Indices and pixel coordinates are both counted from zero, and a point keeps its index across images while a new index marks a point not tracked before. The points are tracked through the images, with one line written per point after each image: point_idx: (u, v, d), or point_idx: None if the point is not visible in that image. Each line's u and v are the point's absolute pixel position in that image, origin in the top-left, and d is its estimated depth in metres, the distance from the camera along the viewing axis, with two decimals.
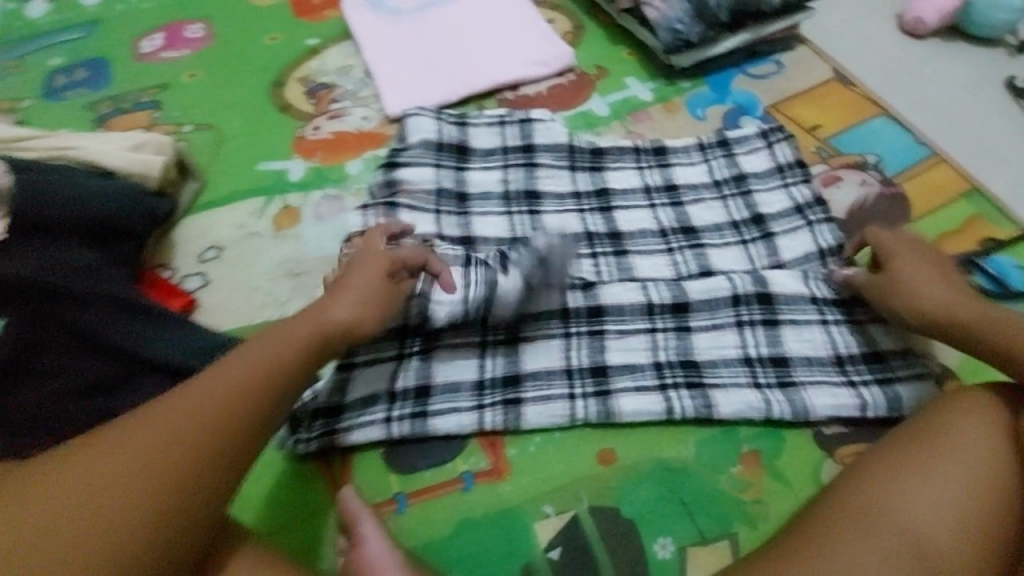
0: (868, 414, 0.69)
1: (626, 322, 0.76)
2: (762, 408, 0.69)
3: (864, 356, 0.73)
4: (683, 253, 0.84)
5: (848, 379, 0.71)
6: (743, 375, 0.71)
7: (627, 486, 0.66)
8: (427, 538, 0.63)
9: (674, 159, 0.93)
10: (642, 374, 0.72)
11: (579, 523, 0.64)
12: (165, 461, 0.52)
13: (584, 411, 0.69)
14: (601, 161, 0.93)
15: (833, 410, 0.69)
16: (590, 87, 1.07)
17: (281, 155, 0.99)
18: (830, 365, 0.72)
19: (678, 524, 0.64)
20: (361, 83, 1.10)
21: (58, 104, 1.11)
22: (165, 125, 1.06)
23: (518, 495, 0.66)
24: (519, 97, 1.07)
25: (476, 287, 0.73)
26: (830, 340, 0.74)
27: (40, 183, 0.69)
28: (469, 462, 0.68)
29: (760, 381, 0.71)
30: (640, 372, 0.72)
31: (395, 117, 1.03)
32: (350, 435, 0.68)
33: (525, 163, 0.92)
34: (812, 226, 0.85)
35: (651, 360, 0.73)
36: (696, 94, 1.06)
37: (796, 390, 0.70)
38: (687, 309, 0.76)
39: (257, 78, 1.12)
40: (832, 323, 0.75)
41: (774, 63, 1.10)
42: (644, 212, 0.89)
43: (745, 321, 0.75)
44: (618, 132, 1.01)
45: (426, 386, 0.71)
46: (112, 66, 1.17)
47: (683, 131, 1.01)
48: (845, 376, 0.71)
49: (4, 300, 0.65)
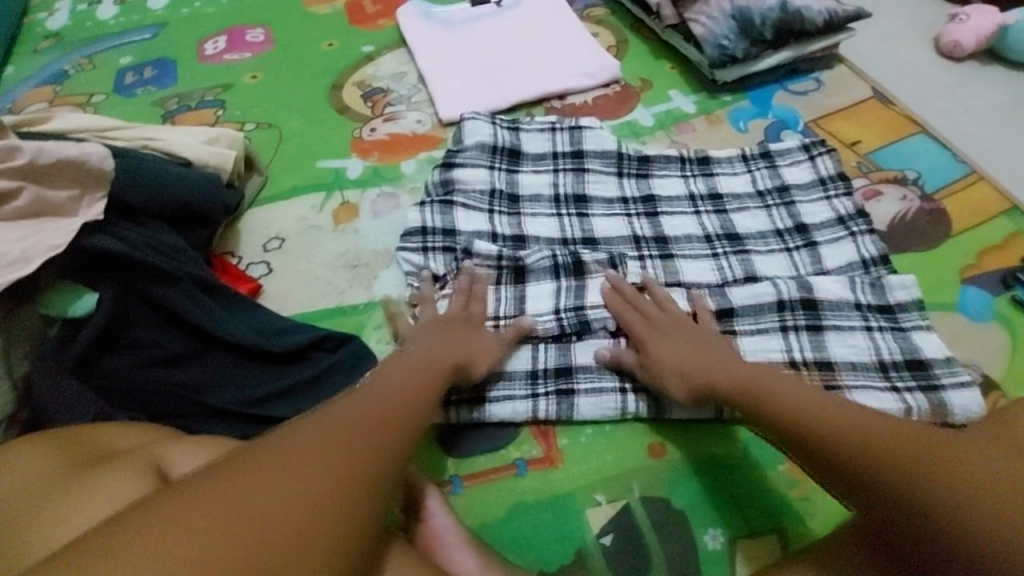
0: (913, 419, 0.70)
1: None
2: None
3: (908, 363, 0.74)
4: (729, 258, 0.86)
5: (892, 384, 0.73)
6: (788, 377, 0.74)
7: (677, 479, 0.68)
8: (483, 520, 0.66)
9: (718, 169, 0.96)
10: None
11: (630, 512, 0.66)
12: (306, 472, 0.49)
13: (635, 406, 0.72)
14: (647, 168, 0.97)
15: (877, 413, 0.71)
16: (635, 99, 1.11)
17: (339, 154, 1.04)
18: (875, 370, 0.74)
19: (727, 517, 0.66)
20: (415, 88, 1.15)
21: (128, 100, 1.18)
22: (228, 122, 1.12)
23: (570, 483, 0.68)
24: (566, 106, 1.11)
25: (505, 303, 0.81)
26: (875, 346, 0.75)
27: (138, 167, 0.75)
28: (523, 449, 0.71)
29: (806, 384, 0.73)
30: None
31: (448, 121, 1.08)
32: None
33: (574, 169, 0.96)
34: (855, 237, 0.87)
35: None
36: (738, 108, 1.09)
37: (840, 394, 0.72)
38: (732, 313, 0.79)
39: (316, 81, 1.17)
40: (876, 330, 0.77)
41: (814, 81, 1.13)
42: (689, 218, 0.92)
43: (790, 325, 0.78)
44: (662, 142, 1.05)
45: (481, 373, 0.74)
46: (178, 66, 1.23)
47: (726, 143, 1.04)
48: (890, 381, 0.73)
49: (99, 273, 0.70)
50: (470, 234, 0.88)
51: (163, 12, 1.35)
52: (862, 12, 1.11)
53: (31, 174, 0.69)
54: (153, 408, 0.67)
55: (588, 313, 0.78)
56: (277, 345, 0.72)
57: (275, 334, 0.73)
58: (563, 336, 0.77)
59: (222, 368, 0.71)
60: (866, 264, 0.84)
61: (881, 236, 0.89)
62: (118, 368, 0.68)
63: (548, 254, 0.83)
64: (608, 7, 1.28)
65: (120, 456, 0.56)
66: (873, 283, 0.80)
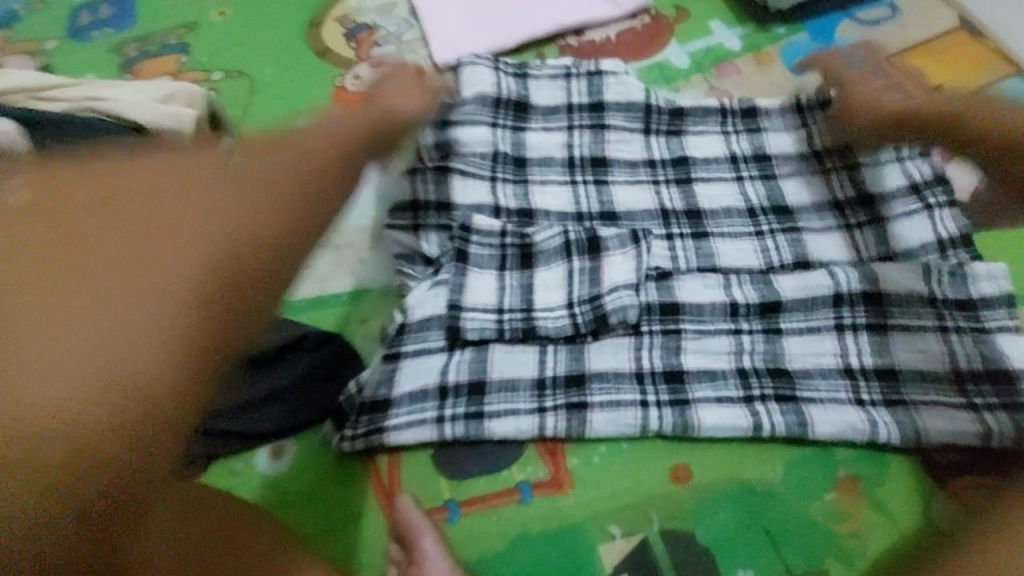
0: (991, 444, 0.59)
1: (706, 322, 0.67)
2: (868, 430, 0.60)
3: (991, 374, 0.61)
4: (775, 238, 0.73)
5: (970, 401, 0.61)
6: (844, 389, 0.62)
7: (704, 509, 0.59)
8: (481, 553, 0.58)
9: (765, 123, 0.80)
10: (725, 383, 0.63)
11: (649, 548, 0.58)
12: (96, 344, 0.40)
13: (658, 422, 0.62)
14: (680, 124, 0.81)
15: (950, 435, 0.59)
16: (668, 33, 0.93)
17: (318, 109, 0.89)
18: (949, 383, 0.62)
19: (762, 555, 0.57)
20: (405, 25, 0.97)
21: (81, 46, 1.03)
22: (193, 71, 0.97)
23: (581, 512, 0.60)
24: (585, 44, 0.93)
25: (512, 293, 0.69)
26: (950, 352, 0.63)
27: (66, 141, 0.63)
28: (526, 471, 0.62)
29: (864, 398, 0.62)
30: (722, 380, 0.63)
31: (444, 66, 0.92)
32: (398, 434, 0.63)
33: (592, 125, 0.81)
34: (933, 210, 0.72)
35: (734, 366, 0.64)
36: (794, 43, 0.90)
37: (905, 411, 0.61)
38: (778, 309, 0.66)
39: (290, 17, 1.00)
40: (953, 332, 0.64)
41: (890, 6, 0.92)
42: (729, 186, 0.77)
43: (847, 324, 0.65)
44: (699, 89, 0.87)
45: (479, 382, 0.64)
46: (136, 3, 1.07)
47: (776, 89, 0.87)
48: (967, 396, 0.61)
49: None
50: (470, 207, 0.75)
51: None
52: None
53: None
54: None
55: (606, 304, 0.66)
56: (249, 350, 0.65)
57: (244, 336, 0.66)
58: (575, 335, 0.66)
59: None
60: (945, 246, 0.70)
61: (964, 208, 0.74)
62: None
63: (560, 234, 0.70)
64: None
65: None
66: (954, 271, 0.66)
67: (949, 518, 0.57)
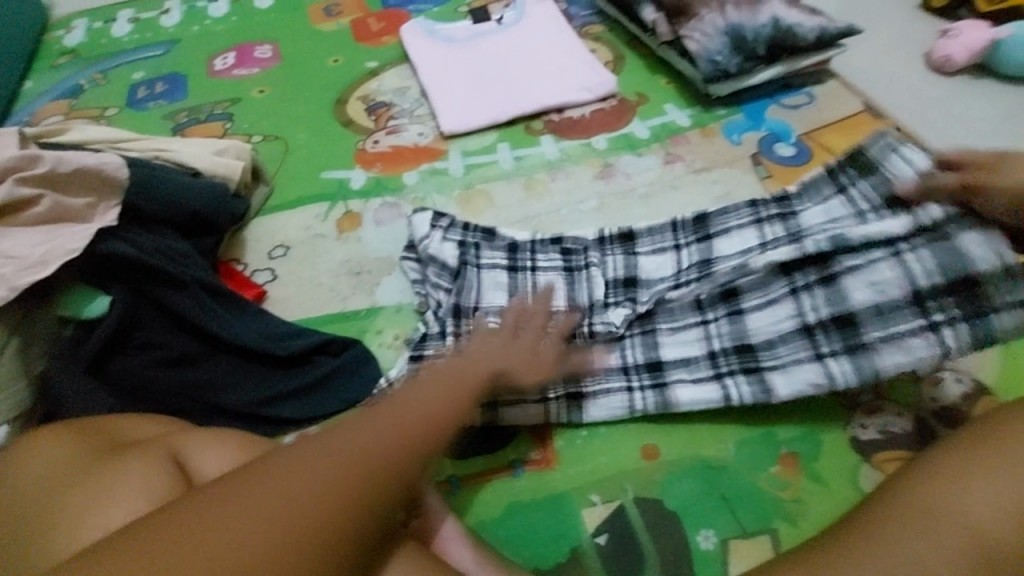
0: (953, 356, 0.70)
1: (678, 320, 0.80)
2: (824, 381, 0.71)
3: (947, 288, 0.71)
4: (773, 224, 0.85)
5: (930, 319, 0.71)
6: (804, 349, 0.74)
7: (672, 480, 0.69)
8: (480, 518, 0.67)
9: (798, 203, 0.87)
10: (697, 366, 0.76)
11: (624, 512, 0.67)
12: (252, 530, 0.43)
13: (643, 403, 0.74)
14: (707, 228, 0.86)
15: (882, 430, 0.72)
16: (632, 112, 1.15)
17: (344, 165, 1.07)
18: (911, 307, 0.72)
19: (720, 518, 0.67)
20: (417, 103, 1.18)
21: (139, 113, 1.22)
22: (236, 135, 1.15)
23: (567, 483, 0.69)
24: (564, 119, 1.14)
25: None
26: (908, 272, 0.73)
27: (150, 177, 0.76)
28: (519, 451, 0.72)
29: (823, 351, 0.73)
30: (695, 364, 0.76)
31: (450, 134, 1.11)
32: None
33: (624, 250, 0.87)
34: (896, 150, 0.82)
35: (705, 351, 0.77)
36: (732, 120, 1.12)
37: (865, 354, 0.72)
38: (737, 293, 0.79)
39: (321, 95, 1.21)
40: (907, 254, 0.74)
41: (806, 96, 1.16)
42: (749, 229, 0.85)
43: (800, 286, 0.77)
44: (658, 154, 1.07)
45: None
46: (189, 81, 1.27)
47: (720, 154, 1.06)
48: (927, 317, 0.71)
49: (111, 276, 0.71)
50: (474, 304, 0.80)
51: (174, 29, 1.39)
52: (852, 29, 1.14)
53: (50, 181, 0.69)
54: (163, 407, 0.70)
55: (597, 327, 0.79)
56: (282, 350, 0.76)
57: (278, 339, 0.77)
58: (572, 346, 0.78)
59: (227, 368, 0.74)
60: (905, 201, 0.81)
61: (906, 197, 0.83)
62: (128, 369, 0.70)
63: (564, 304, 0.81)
64: (605, 25, 1.33)
65: (140, 445, 0.53)
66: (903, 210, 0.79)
67: (874, 482, 0.68)
